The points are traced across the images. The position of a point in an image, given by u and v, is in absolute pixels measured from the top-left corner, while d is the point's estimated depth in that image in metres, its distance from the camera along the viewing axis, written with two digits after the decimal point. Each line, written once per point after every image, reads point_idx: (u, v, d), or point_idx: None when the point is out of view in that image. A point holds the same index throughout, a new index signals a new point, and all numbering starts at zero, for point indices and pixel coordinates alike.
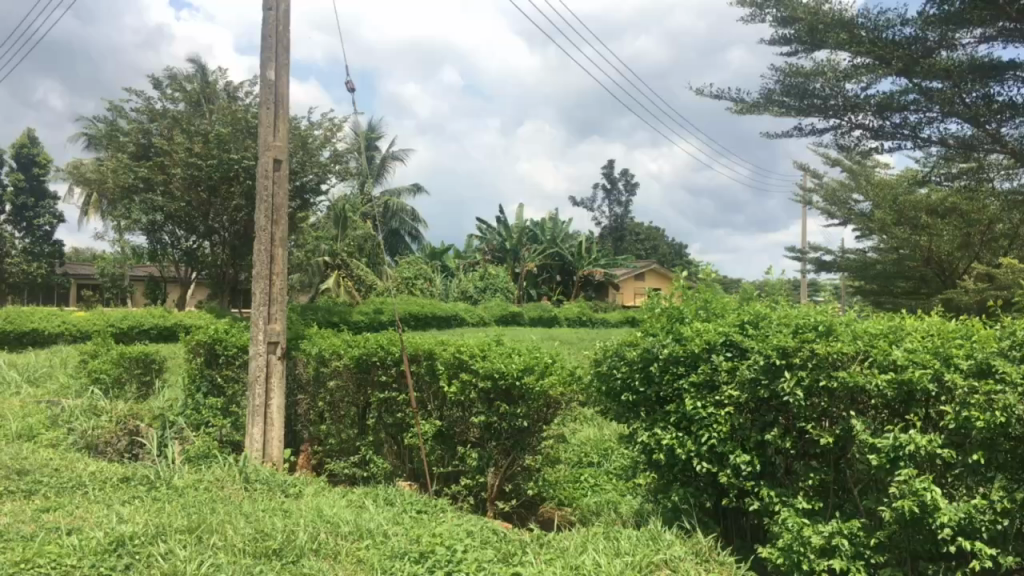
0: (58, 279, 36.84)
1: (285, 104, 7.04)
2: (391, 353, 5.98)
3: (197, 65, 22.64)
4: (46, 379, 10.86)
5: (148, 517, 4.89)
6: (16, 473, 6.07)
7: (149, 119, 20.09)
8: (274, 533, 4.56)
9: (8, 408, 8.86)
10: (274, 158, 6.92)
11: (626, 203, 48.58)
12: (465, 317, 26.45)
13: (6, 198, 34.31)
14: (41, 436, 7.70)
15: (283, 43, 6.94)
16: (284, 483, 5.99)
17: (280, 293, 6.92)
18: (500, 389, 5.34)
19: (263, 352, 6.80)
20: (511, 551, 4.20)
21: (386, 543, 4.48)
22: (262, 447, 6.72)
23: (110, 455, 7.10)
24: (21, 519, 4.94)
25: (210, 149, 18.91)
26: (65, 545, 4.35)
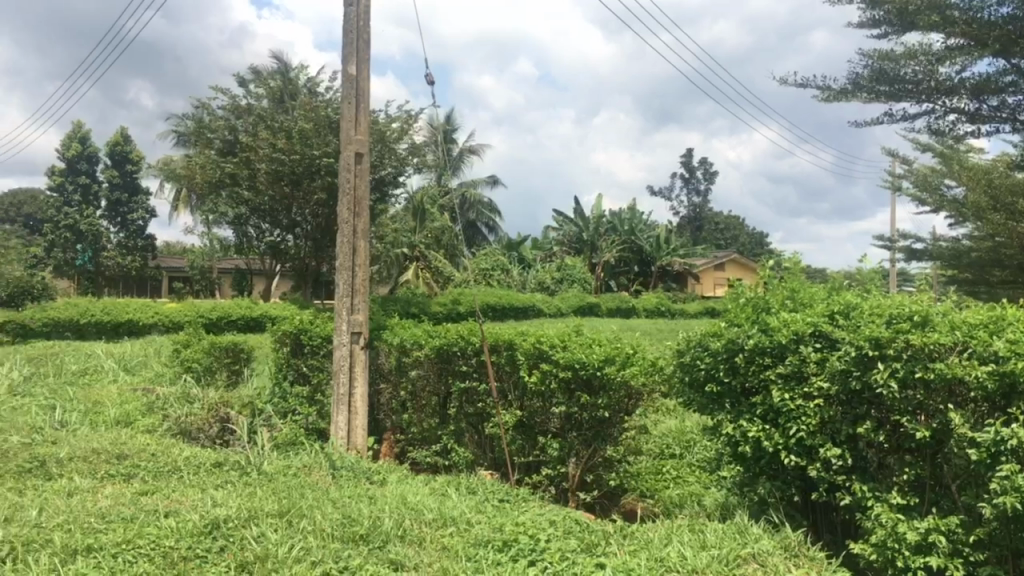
0: (150, 271, 38.29)
1: (366, 98, 7.15)
2: (471, 343, 6.03)
3: (281, 62, 23.21)
4: (141, 367, 11.31)
5: (240, 501, 5.06)
6: (116, 458, 6.35)
7: (234, 116, 20.73)
8: (361, 519, 4.66)
9: (107, 394, 9.23)
10: (355, 152, 7.03)
11: (704, 192, 47.83)
12: (543, 308, 26.46)
13: (101, 195, 35.79)
14: (138, 422, 8.03)
15: (364, 37, 7.04)
16: (368, 470, 6.10)
17: (363, 284, 7.03)
18: (581, 379, 5.33)
19: (346, 341, 6.92)
20: (594, 542, 4.19)
21: (471, 530, 4.53)
22: (346, 434, 6.87)
23: (203, 442, 7.38)
24: (121, 501, 5.16)
25: (293, 145, 19.35)
26: (163, 526, 4.53)
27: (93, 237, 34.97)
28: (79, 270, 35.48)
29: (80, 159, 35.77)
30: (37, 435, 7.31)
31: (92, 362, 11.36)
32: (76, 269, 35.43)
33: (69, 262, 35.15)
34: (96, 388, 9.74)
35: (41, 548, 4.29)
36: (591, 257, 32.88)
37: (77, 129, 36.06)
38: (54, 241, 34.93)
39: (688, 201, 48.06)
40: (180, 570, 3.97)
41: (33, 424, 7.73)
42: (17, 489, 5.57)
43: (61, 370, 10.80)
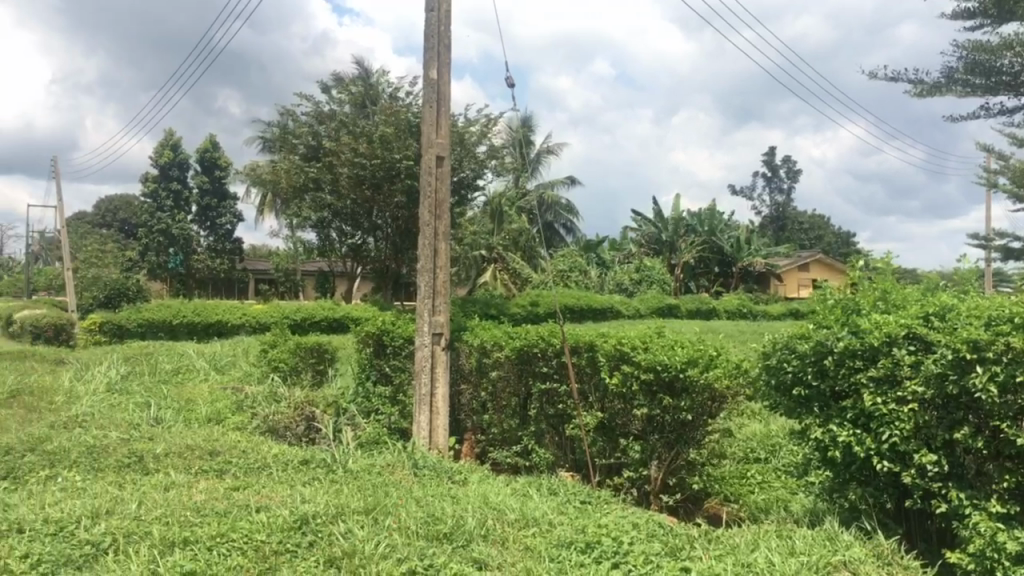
0: (238, 273, 39.46)
1: (447, 101, 7.23)
2: (552, 344, 6.03)
3: (363, 68, 23.67)
4: (231, 367, 11.67)
5: (328, 497, 5.18)
6: (209, 454, 6.58)
7: (317, 122, 21.25)
8: (445, 517, 4.72)
9: (199, 393, 9.57)
10: (437, 155, 7.11)
11: (787, 191, 46.75)
12: (622, 309, 26.29)
13: (192, 200, 37.06)
14: (228, 420, 8.30)
15: (445, 42, 7.12)
16: (449, 470, 6.17)
17: (445, 286, 7.10)
18: (664, 382, 5.27)
19: (428, 342, 7.00)
20: (679, 545, 4.15)
21: (553, 532, 4.53)
22: (428, 434, 6.96)
23: (290, 439, 7.58)
24: (215, 496, 5.35)
25: (374, 149, 19.70)
26: (255, 521, 4.67)
27: (185, 241, 36.26)
28: (172, 273, 36.83)
29: (172, 165, 37.10)
30: (136, 431, 7.63)
31: (185, 362, 11.77)
32: (168, 272, 36.79)
33: (162, 265, 36.54)
34: (189, 386, 10.11)
35: (141, 540, 4.47)
36: (670, 257, 32.54)
37: (169, 137, 37.43)
38: (148, 244, 36.30)
39: (772, 200, 47.05)
40: (272, 565, 4.10)
41: (131, 421, 8.07)
42: (118, 482, 5.82)
43: (156, 369, 11.24)
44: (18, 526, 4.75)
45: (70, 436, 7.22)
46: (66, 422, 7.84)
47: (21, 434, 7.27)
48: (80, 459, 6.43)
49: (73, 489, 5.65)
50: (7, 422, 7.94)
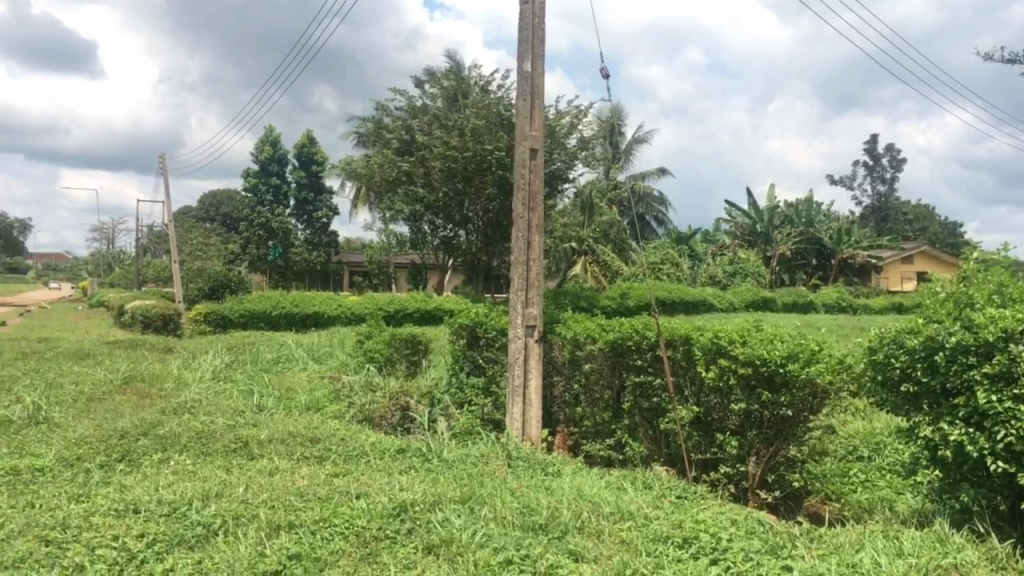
0: (334, 266, 40.44)
1: (541, 93, 7.23)
2: (646, 337, 5.98)
3: (455, 63, 23.90)
4: (329, 356, 11.98)
5: (426, 486, 5.27)
6: (310, 441, 6.77)
7: (410, 116, 21.59)
8: (540, 509, 4.75)
9: (298, 382, 9.85)
10: (531, 147, 7.12)
11: (890, 180, 45.08)
12: (715, 303, 25.86)
13: (290, 195, 38.16)
14: (326, 408, 8.54)
15: (539, 34, 7.12)
16: (542, 462, 6.19)
17: (538, 279, 7.10)
18: (763, 376, 5.17)
19: (520, 335, 7.04)
20: (780, 543, 4.06)
21: (649, 526, 4.50)
22: (521, 425, 7.01)
23: (385, 428, 7.75)
24: (316, 482, 5.52)
25: (466, 142, 19.85)
26: (356, 507, 4.79)
27: (283, 234, 37.43)
28: (271, 265, 38.03)
29: (271, 161, 38.22)
30: (240, 417, 7.92)
31: (285, 351, 12.15)
32: (268, 264, 38.06)
33: (262, 258, 37.80)
34: (290, 375, 10.44)
35: (248, 523, 4.64)
36: (766, 250, 31.78)
37: (269, 134, 38.59)
38: (249, 238, 37.90)
39: (873, 190, 45.44)
40: (373, 550, 4.20)
41: (236, 408, 8.38)
42: (224, 466, 6.07)
43: (258, 358, 11.63)
44: (134, 505, 5.00)
45: (180, 421, 7.56)
46: (176, 408, 8.21)
47: (136, 418, 7.64)
48: (189, 443, 6.72)
49: (184, 472, 5.92)
50: (122, 407, 8.36)
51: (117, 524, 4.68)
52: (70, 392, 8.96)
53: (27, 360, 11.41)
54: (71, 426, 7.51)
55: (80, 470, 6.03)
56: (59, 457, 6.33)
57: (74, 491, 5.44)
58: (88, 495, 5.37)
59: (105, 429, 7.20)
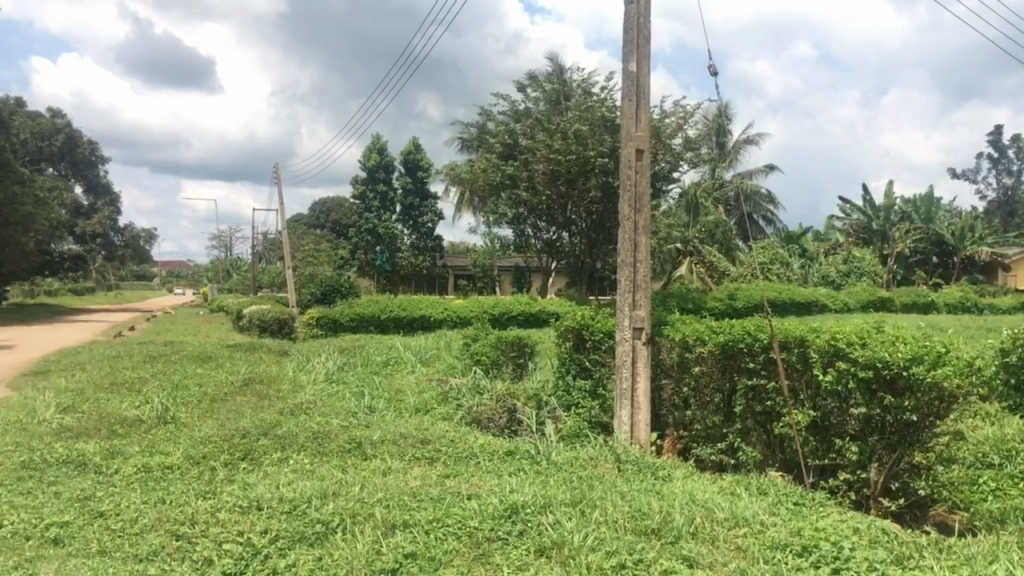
0: (439, 270, 41.09)
1: (647, 93, 7.16)
2: (759, 340, 5.84)
3: (558, 65, 23.94)
4: (436, 359, 12.19)
5: (535, 488, 5.29)
6: (421, 442, 6.90)
7: (513, 120, 21.79)
8: (652, 513, 4.70)
9: (407, 384, 10.03)
10: (637, 149, 7.06)
11: (1018, 172, 42.62)
12: (828, 303, 25.03)
13: (396, 201, 39.02)
14: (434, 410, 8.68)
15: (644, 34, 7.06)
16: (652, 465, 6.12)
17: (645, 281, 7.00)
18: (884, 380, 4.97)
19: (628, 337, 6.97)
20: (906, 553, 3.90)
21: (766, 533, 4.39)
22: (630, 428, 6.94)
23: (493, 430, 7.81)
24: (429, 482, 5.61)
25: (569, 145, 19.83)
26: (468, 508, 4.85)
27: (390, 239, 38.42)
28: (379, 271, 39.25)
29: (378, 168, 39.19)
30: (353, 419, 8.14)
31: (394, 354, 12.43)
32: (376, 270, 39.20)
33: (370, 263, 39.07)
34: (399, 377, 10.67)
35: (364, 521, 4.76)
36: (882, 248, 30.48)
37: (376, 142, 39.56)
38: (358, 243, 39.05)
39: (999, 183, 43.07)
40: (485, 551, 4.25)
41: (348, 409, 8.62)
42: (340, 466, 6.24)
43: (369, 360, 11.94)
44: (257, 503, 5.20)
45: (296, 422, 7.82)
46: (292, 408, 8.51)
47: (256, 419, 7.95)
48: (306, 443, 6.95)
49: (303, 471, 6.12)
50: (243, 408, 8.71)
51: (242, 520, 4.88)
52: (195, 393, 9.40)
53: (156, 362, 12.03)
54: (197, 426, 7.88)
55: (206, 468, 6.32)
56: (186, 455, 6.65)
57: (201, 488, 5.71)
58: (213, 492, 5.62)
59: (228, 429, 7.52)
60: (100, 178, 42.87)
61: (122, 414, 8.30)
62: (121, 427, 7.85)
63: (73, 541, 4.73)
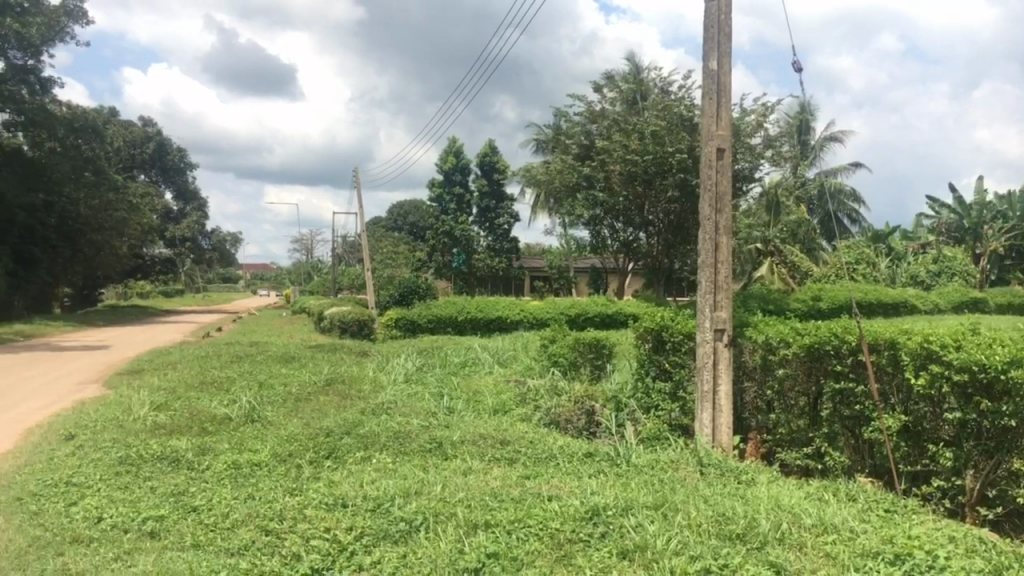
0: (515, 271, 41.23)
1: (728, 92, 7.05)
2: (846, 342, 5.69)
3: (634, 65, 23.78)
4: (512, 360, 12.24)
5: (616, 491, 5.26)
6: (500, 443, 6.93)
7: (590, 121, 21.76)
8: (737, 517, 4.63)
9: (485, 385, 10.10)
10: (718, 147, 6.96)
11: None
12: (917, 304, 24.20)
13: (473, 202, 39.41)
14: (513, 411, 8.72)
15: (725, 31, 6.96)
16: (735, 469, 6.02)
17: (727, 282, 6.90)
18: (980, 383, 4.79)
19: (709, 339, 6.87)
20: (1005, 565, 3.76)
21: (855, 540, 4.28)
22: (711, 431, 6.84)
23: (572, 432, 7.81)
24: (510, 483, 5.64)
25: (646, 145, 19.68)
26: (549, 509, 4.86)
27: (466, 241, 38.82)
28: (456, 272, 39.72)
29: (455, 170, 39.68)
30: (433, 419, 8.23)
31: (471, 355, 12.53)
32: (452, 271, 39.78)
33: (447, 264, 39.67)
34: (477, 378, 10.77)
35: (447, 520, 4.81)
36: (974, 246, 29.32)
37: (452, 144, 39.96)
38: (435, 245, 39.57)
39: None
40: (567, 552, 4.25)
41: (428, 409, 8.72)
42: (421, 465, 6.33)
43: (447, 361, 12.07)
44: (342, 500, 5.32)
45: (378, 421, 7.95)
46: (374, 408, 8.66)
47: (339, 418, 8.12)
48: (388, 442, 7.07)
49: (385, 470, 6.22)
50: (326, 407, 8.91)
51: (328, 517, 4.99)
52: (280, 393, 9.63)
53: (242, 362, 12.40)
54: (284, 424, 8.10)
55: (292, 465, 6.48)
56: (273, 453, 6.83)
57: (289, 485, 5.86)
58: (300, 489, 5.77)
59: (313, 428, 7.70)
60: (189, 185, 44.39)
61: (212, 412, 8.57)
62: (211, 425, 8.11)
63: (168, 534, 4.91)
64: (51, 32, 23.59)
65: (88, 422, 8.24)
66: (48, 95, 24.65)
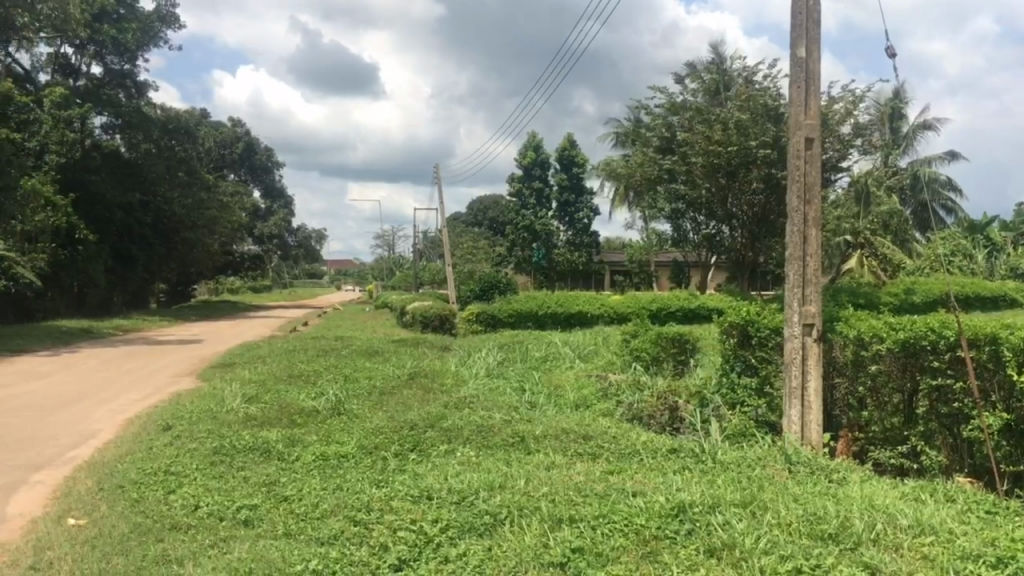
0: (595, 266, 41.05)
1: (817, 80, 6.86)
2: (944, 337, 5.51)
3: (717, 54, 23.39)
4: (595, 355, 12.19)
5: (703, 488, 5.18)
6: (583, 438, 6.90)
7: (671, 113, 21.49)
8: (829, 517, 4.50)
9: (567, 380, 10.08)
10: (806, 137, 6.78)
11: None
12: (1018, 298, 23.10)
13: (553, 197, 39.41)
14: (594, 406, 8.69)
15: (813, 17, 6.76)
16: (826, 467, 5.86)
17: (816, 275, 6.72)
18: None
19: (798, 334, 6.71)
20: None
21: (954, 542, 4.12)
22: (800, 429, 6.67)
23: (655, 428, 7.73)
24: (592, 478, 5.62)
25: (730, 136, 19.34)
26: (634, 505, 4.81)
27: (546, 236, 38.90)
28: (536, 267, 39.82)
29: (534, 166, 39.78)
30: (515, 413, 8.25)
31: (552, 349, 12.53)
32: (533, 266, 39.75)
33: (528, 259, 39.73)
34: (558, 373, 10.78)
35: (531, 514, 4.82)
36: None
37: (532, 139, 40.03)
38: (516, 241, 39.75)
39: None
40: (653, 549, 4.21)
41: (510, 403, 8.76)
42: (504, 459, 6.37)
43: (528, 356, 12.10)
44: (427, 492, 5.38)
45: (460, 415, 8.00)
46: (456, 402, 8.73)
47: (423, 412, 8.23)
48: (471, 436, 7.12)
49: (469, 464, 6.26)
50: (410, 400, 9.07)
51: (413, 509, 5.05)
52: (365, 386, 9.82)
53: (329, 356, 12.69)
54: (370, 417, 8.25)
55: (379, 458, 6.59)
56: (359, 445, 6.96)
57: (375, 477, 5.95)
58: (386, 481, 5.87)
59: (398, 421, 7.82)
60: (276, 183, 45.58)
61: (300, 405, 8.78)
62: (299, 417, 8.31)
63: (261, 523, 5.06)
64: (146, 37, 24.54)
65: (184, 413, 8.55)
66: (144, 98, 25.73)
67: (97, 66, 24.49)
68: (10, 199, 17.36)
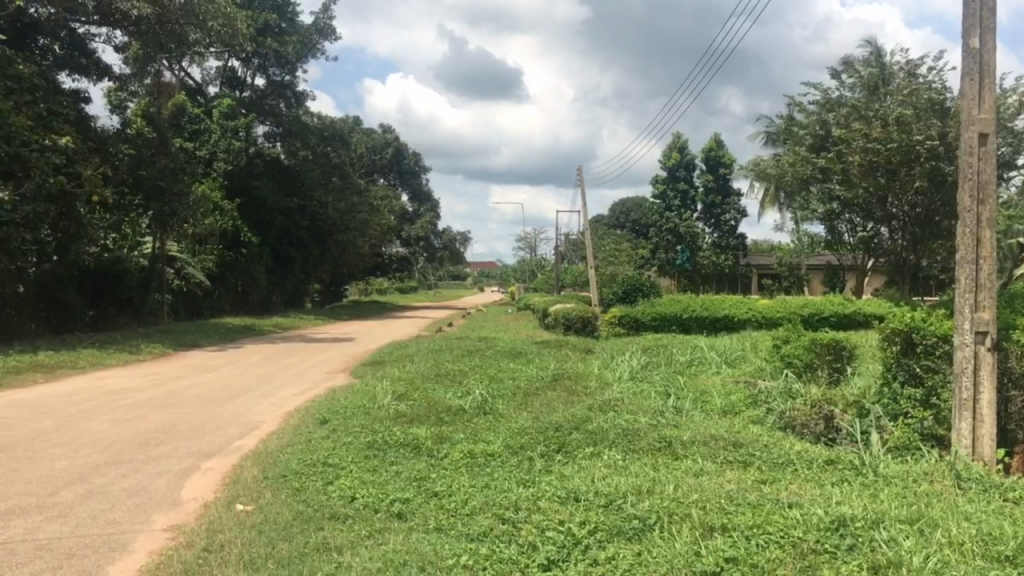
0: (742, 269, 39.90)
1: (992, 73, 6.41)
2: None
3: (876, 48, 22.32)
4: (743, 360, 11.86)
5: (864, 502, 4.93)
6: (733, 445, 6.71)
7: (826, 111, 20.70)
8: (1007, 538, 4.19)
9: (714, 385, 9.86)
10: (980, 133, 6.35)
11: None
12: None
13: (698, 199, 38.68)
14: (744, 412, 8.46)
15: (988, 5, 6.32)
16: (1000, 485, 5.44)
17: (990, 279, 6.27)
18: None
19: (969, 342, 6.28)
20: None
21: None
22: (971, 443, 6.24)
23: (809, 437, 7.41)
24: (744, 486, 5.46)
25: (890, 132, 18.41)
26: (790, 517, 4.63)
27: (691, 238, 38.14)
28: (679, 270, 39.17)
29: (679, 166, 39.09)
30: (662, 417, 8.14)
31: (698, 354, 12.29)
32: (676, 269, 39.06)
33: (671, 262, 39.05)
34: (705, 377, 10.55)
35: (681, 521, 4.73)
36: None
37: (678, 140, 39.42)
38: (659, 243, 39.13)
39: None
40: (812, 563, 4.02)
41: (655, 408, 8.64)
42: (651, 464, 6.27)
43: (674, 360, 11.90)
44: (574, 494, 5.37)
45: (606, 418, 7.96)
46: (602, 404, 8.71)
47: (568, 413, 8.24)
48: (617, 439, 7.05)
49: (616, 467, 6.21)
50: (554, 402, 9.12)
51: (561, 510, 5.06)
52: (510, 387, 9.94)
53: (474, 356, 12.95)
54: (515, 417, 8.36)
55: (525, 457, 6.65)
56: (506, 445, 7.03)
57: (521, 476, 6.01)
58: (533, 480, 5.92)
59: (543, 422, 7.88)
60: (423, 187, 46.85)
61: (447, 403, 8.97)
62: (447, 415, 8.50)
63: (413, 516, 5.20)
64: (305, 49, 25.81)
65: (339, 408, 8.92)
66: (303, 107, 27.04)
67: (260, 77, 25.91)
68: (183, 203, 18.93)
